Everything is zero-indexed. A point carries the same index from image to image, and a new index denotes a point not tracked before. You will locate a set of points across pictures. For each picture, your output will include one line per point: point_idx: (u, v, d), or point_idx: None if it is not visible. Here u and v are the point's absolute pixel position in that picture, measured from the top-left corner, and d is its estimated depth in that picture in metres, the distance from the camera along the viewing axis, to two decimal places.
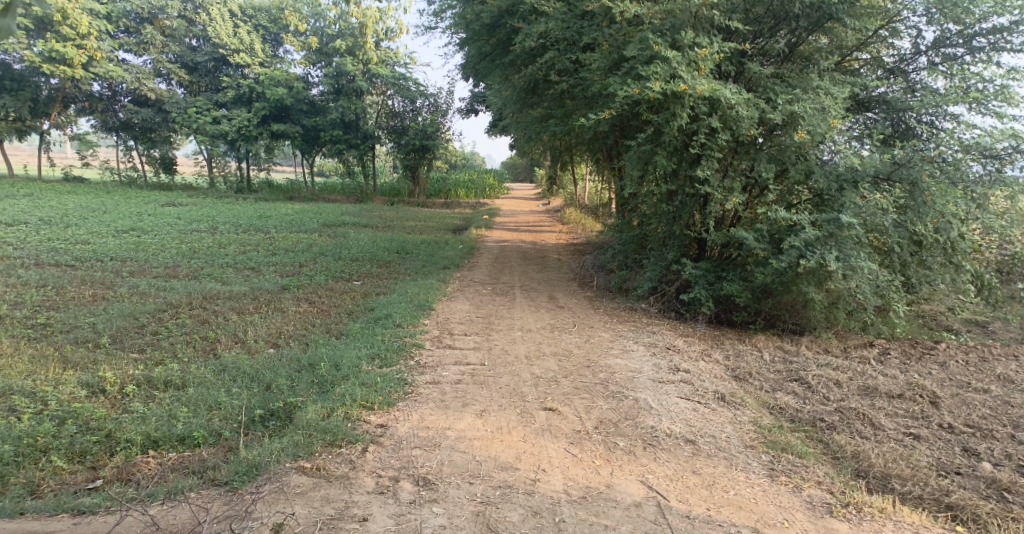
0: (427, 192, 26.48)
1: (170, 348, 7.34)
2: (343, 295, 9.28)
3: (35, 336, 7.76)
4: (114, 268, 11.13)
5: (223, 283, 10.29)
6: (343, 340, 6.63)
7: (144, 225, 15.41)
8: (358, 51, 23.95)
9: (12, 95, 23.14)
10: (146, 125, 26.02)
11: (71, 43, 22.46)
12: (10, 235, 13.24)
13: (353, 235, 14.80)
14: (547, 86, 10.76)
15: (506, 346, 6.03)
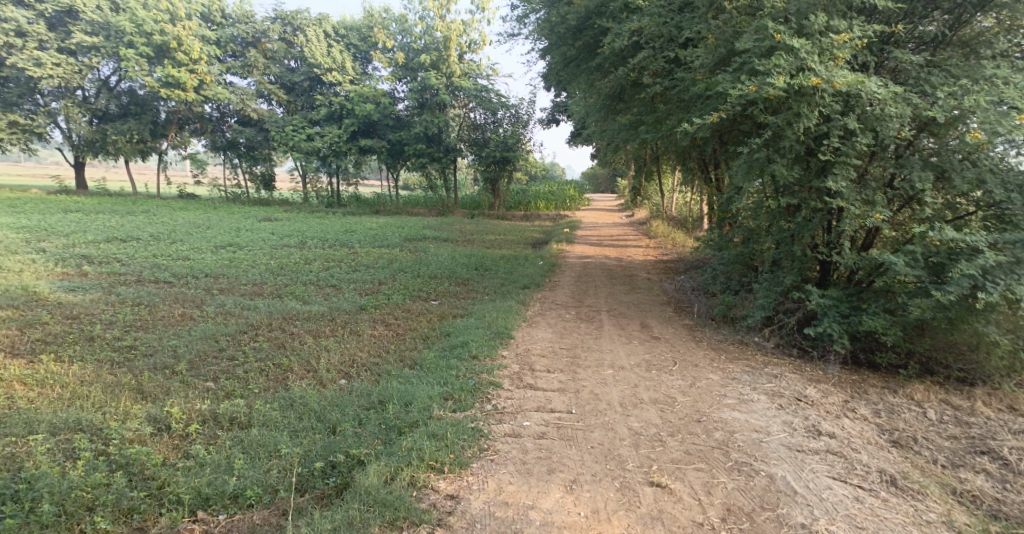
0: (507, 204, 26.01)
1: (242, 377, 7.04)
2: (420, 316, 8.77)
3: (120, 360, 7.69)
4: (206, 284, 11.20)
5: (304, 302, 10.04)
6: (417, 374, 6.04)
7: (241, 240, 15.71)
8: (442, 65, 23.86)
9: (136, 118, 26.05)
10: (250, 144, 27.10)
11: (185, 69, 24.27)
12: (123, 251, 13.78)
13: (433, 250, 14.46)
14: (637, 91, 10.00)
15: (596, 389, 5.26)
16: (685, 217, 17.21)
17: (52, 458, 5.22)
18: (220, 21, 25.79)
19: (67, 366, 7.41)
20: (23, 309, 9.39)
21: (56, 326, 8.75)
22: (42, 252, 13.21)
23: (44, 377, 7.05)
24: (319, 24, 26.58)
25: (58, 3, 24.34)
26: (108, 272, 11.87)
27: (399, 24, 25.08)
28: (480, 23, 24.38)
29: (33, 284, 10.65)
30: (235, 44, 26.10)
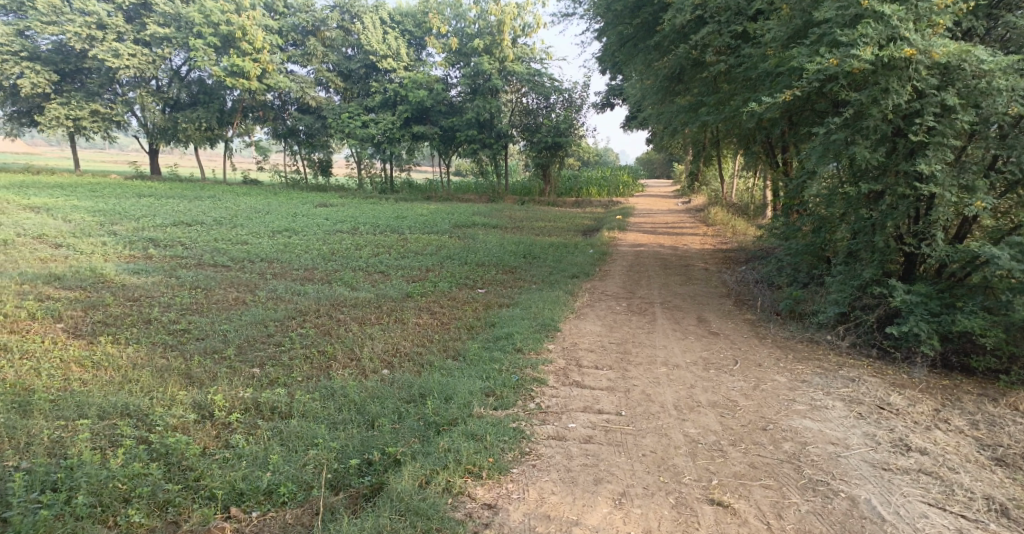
0: (558, 191, 25.54)
1: (287, 365, 6.94)
2: (465, 305, 8.54)
3: (172, 343, 7.72)
4: (260, 269, 11.25)
5: (352, 289, 9.93)
6: (459, 368, 5.81)
7: (296, 225, 15.83)
8: (495, 49, 23.43)
9: (204, 106, 26.99)
10: (309, 131, 27.50)
11: (249, 58, 24.85)
12: (186, 235, 14.07)
13: (482, 237, 14.25)
14: (698, 70, 9.45)
15: (648, 389, 4.90)
16: (744, 204, 16.46)
17: (97, 444, 5.20)
18: (282, 11, 26.29)
19: (123, 348, 7.50)
20: (88, 291, 9.62)
21: (117, 308, 8.91)
22: (112, 235, 13.64)
23: (100, 360, 7.14)
24: (375, 11, 26.58)
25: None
26: (171, 255, 12.12)
27: (453, 9, 24.81)
28: (535, 5, 23.86)
29: (99, 266, 10.94)
30: (296, 33, 26.66)
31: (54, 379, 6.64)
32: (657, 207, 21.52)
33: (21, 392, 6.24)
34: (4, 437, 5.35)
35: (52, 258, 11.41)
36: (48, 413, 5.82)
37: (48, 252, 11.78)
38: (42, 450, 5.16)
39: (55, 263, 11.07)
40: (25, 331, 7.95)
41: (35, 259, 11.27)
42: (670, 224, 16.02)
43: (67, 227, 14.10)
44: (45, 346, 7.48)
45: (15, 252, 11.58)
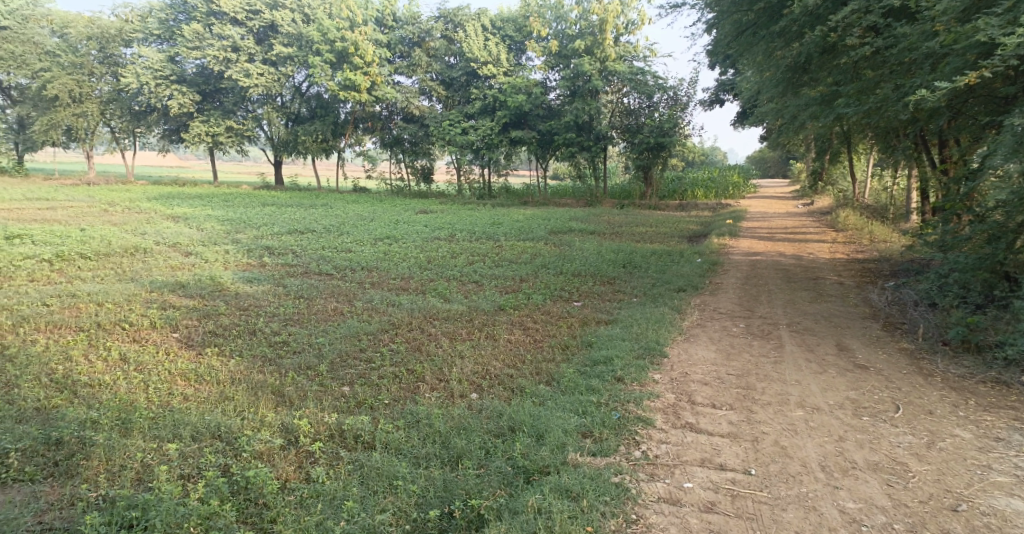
0: (660, 193, 24.31)
1: (376, 385, 6.54)
2: (560, 321, 7.89)
3: (270, 357, 7.54)
4: (359, 278, 10.97)
5: (444, 300, 9.31)
6: (554, 396, 5.22)
7: (397, 232, 15.74)
8: (597, 49, 22.64)
9: (321, 119, 28.29)
10: (413, 139, 27.87)
11: (360, 72, 25.47)
12: (296, 243, 14.27)
13: (579, 244, 13.53)
14: (833, 56, 8.37)
15: (785, 441, 4.33)
16: (879, 207, 14.75)
17: (183, 470, 5.21)
18: (391, 24, 26.97)
19: (226, 362, 7.41)
20: (206, 300, 9.82)
21: (228, 318, 8.96)
22: (235, 243, 14.15)
23: (203, 373, 7.08)
24: (477, 18, 26.41)
25: (262, 18, 27.11)
26: (282, 263, 12.25)
27: (554, 11, 24.23)
28: (639, 2, 22.79)
29: (218, 274, 11.23)
30: (403, 46, 27.10)
31: (158, 393, 6.62)
32: (772, 211, 19.87)
33: (126, 407, 6.22)
34: (101, 459, 5.36)
35: (180, 266, 11.91)
36: (146, 432, 5.77)
37: (179, 260, 12.36)
38: (132, 474, 5.19)
39: (181, 271, 11.53)
40: (143, 340, 8.13)
41: (166, 266, 11.81)
42: (791, 229, 14.53)
43: (197, 236, 14.83)
44: (158, 357, 7.54)
45: (149, 260, 12.23)
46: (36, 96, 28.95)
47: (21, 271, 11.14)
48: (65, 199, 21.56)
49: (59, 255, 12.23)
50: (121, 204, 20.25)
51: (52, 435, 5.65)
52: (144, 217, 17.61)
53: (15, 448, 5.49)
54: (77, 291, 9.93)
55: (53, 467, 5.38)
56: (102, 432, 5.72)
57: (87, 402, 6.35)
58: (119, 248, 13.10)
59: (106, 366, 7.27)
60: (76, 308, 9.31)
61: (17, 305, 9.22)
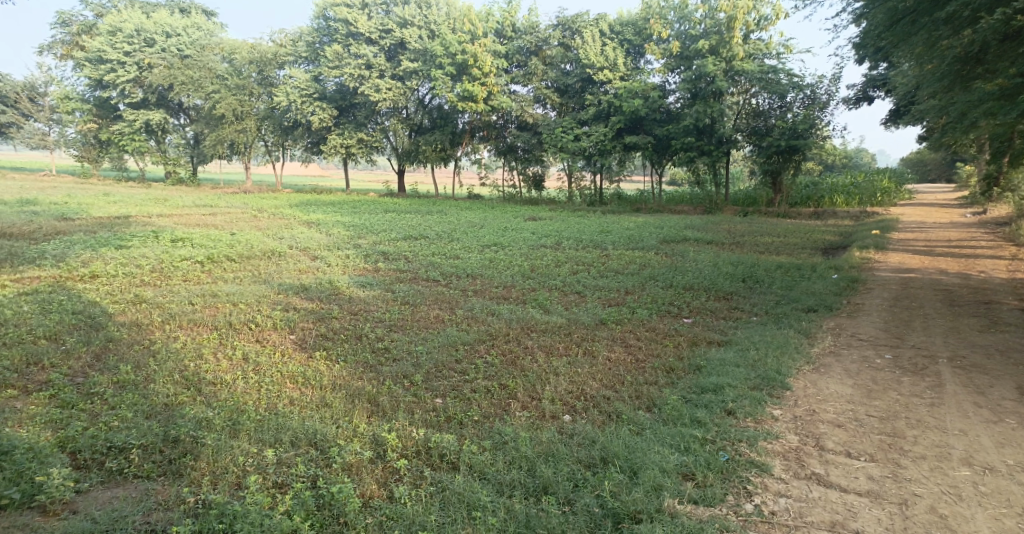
0: (791, 200, 22.60)
1: (467, 399, 6.24)
2: (666, 340, 7.24)
3: (371, 364, 7.34)
4: (462, 286, 10.69)
5: (544, 312, 8.87)
6: (655, 424, 4.82)
7: (505, 240, 15.54)
8: (722, 50, 21.21)
9: (440, 129, 28.93)
10: (526, 146, 27.75)
11: (478, 82, 25.57)
12: (408, 249, 14.42)
13: (694, 254, 12.67)
14: (1018, 44, 7.22)
15: (946, 510, 3.77)
16: None
17: (276, 478, 5.16)
18: (510, 35, 27.02)
19: (331, 366, 7.36)
20: (323, 302, 9.97)
21: (340, 322, 8.96)
22: (355, 248, 14.55)
23: (311, 376, 7.07)
24: (596, 23, 25.68)
25: (393, 37, 28.02)
26: (395, 268, 12.34)
27: (677, 11, 23.14)
28: None
29: (336, 278, 11.44)
30: (520, 55, 27.09)
31: (268, 396, 6.65)
32: (929, 220, 17.64)
33: (238, 408, 6.31)
34: (206, 461, 5.44)
35: (306, 269, 12.33)
36: (252, 434, 5.82)
37: (305, 263, 12.85)
38: (232, 479, 5.22)
39: (306, 274, 11.93)
40: (265, 342, 8.35)
41: (294, 270, 12.27)
42: (953, 243, 12.71)
43: (324, 240, 15.41)
44: (274, 358, 7.68)
45: (280, 264, 12.79)
46: (206, 115, 32.24)
47: (174, 272, 12.05)
48: (223, 206, 23.50)
49: (209, 258, 13.13)
50: (267, 211, 21.75)
51: (171, 433, 5.81)
52: (283, 223, 18.68)
53: (139, 444, 5.67)
54: (217, 291, 10.51)
55: (167, 465, 5.50)
56: (213, 432, 5.83)
57: (207, 401, 6.50)
58: (257, 252, 13.85)
59: (229, 366, 7.49)
60: (214, 307, 9.86)
61: (167, 303, 9.88)
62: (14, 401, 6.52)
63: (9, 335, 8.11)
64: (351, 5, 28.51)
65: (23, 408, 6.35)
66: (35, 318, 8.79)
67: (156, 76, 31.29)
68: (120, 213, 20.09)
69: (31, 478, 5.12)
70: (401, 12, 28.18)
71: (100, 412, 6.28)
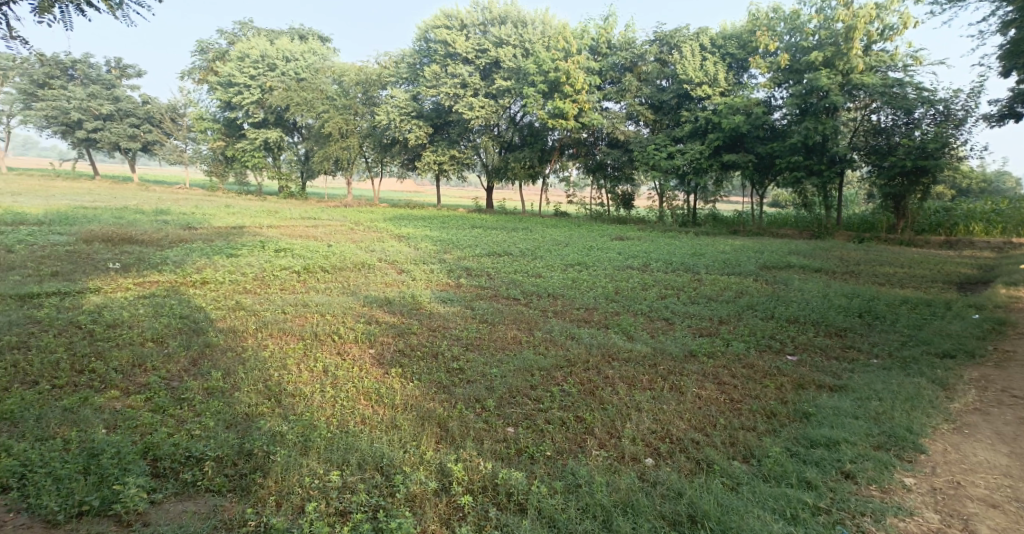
0: (918, 226, 20.73)
1: (540, 431, 5.80)
2: (766, 379, 6.52)
3: (445, 385, 7.00)
4: (542, 306, 10.23)
5: (628, 339, 8.27)
6: (754, 480, 4.74)
7: (590, 259, 15.02)
8: (839, 60, 19.71)
9: (530, 147, 28.84)
10: (617, 164, 27.11)
11: (569, 99, 25.24)
12: (491, 265, 14.16)
13: (799, 283, 11.67)
14: None
15: None
16: None
17: (339, 505, 4.92)
18: (605, 51, 26.56)
19: (405, 384, 7.08)
20: (404, 317, 9.79)
21: (418, 338, 8.72)
22: (439, 262, 14.46)
23: (385, 395, 6.81)
24: (696, 38, 24.64)
25: (488, 56, 28.11)
26: (476, 285, 12.06)
27: (787, 22, 21.64)
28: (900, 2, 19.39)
29: (419, 293, 11.29)
30: (614, 72, 26.51)
31: (341, 412, 6.44)
32: None
33: (312, 423, 6.14)
34: (272, 479, 5.27)
35: (392, 283, 12.31)
36: (321, 453, 5.61)
37: (392, 277, 12.86)
38: (296, 502, 5.01)
39: (392, 288, 11.87)
40: (346, 355, 8.22)
41: (381, 283, 12.28)
42: None
43: (411, 254, 15.47)
44: (352, 372, 7.50)
45: (368, 276, 12.88)
46: (314, 133, 33.81)
47: (273, 281, 12.37)
48: (325, 218, 24.36)
49: (305, 268, 13.43)
50: (363, 224, 22.30)
51: (246, 446, 5.69)
52: (376, 236, 19.01)
53: (214, 456, 5.57)
54: (308, 301, 10.62)
55: (239, 478, 5.37)
56: (283, 448, 5.68)
57: (284, 414, 6.38)
58: (349, 263, 14.06)
59: (310, 377, 7.39)
60: (303, 317, 9.93)
61: (262, 311, 10.07)
62: (113, 401, 6.65)
63: (121, 336, 8.43)
64: (451, 26, 28.97)
65: (122, 409, 6.46)
66: (146, 321, 9.15)
67: (276, 98, 33.23)
68: (235, 223, 21.23)
69: (112, 484, 5.09)
70: (497, 32, 28.18)
71: (186, 419, 6.27)
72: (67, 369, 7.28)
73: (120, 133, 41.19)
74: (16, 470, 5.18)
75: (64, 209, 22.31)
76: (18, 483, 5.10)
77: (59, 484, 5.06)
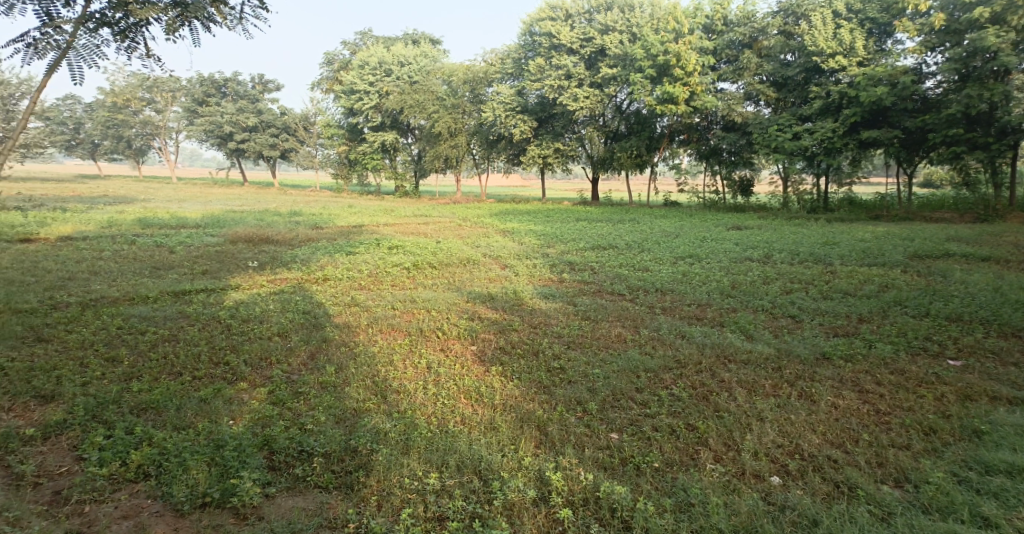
0: None
1: (646, 439, 5.30)
2: (920, 389, 5.65)
3: (545, 385, 6.63)
4: (649, 302, 9.60)
5: (748, 339, 7.49)
6: (910, 511, 4.10)
7: (703, 251, 14.11)
8: (1011, 15, 16.70)
9: (637, 135, 27.84)
10: (734, 149, 25.38)
11: (680, 83, 23.91)
12: (596, 259, 13.64)
13: (958, 275, 10.21)
14: None
15: None
16: None
17: (436, 509, 4.70)
18: (720, 29, 25.17)
19: (505, 383, 6.77)
20: (506, 313, 9.52)
21: (518, 335, 8.39)
22: (543, 257, 14.15)
23: (485, 393, 6.54)
24: (828, 5, 21.94)
25: (593, 45, 27.38)
26: (580, 280, 11.61)
27: None
28: None
29: (521, 288, 11.00)
30: (731, 50, 25.02)
31: (441, 410, 6.23)
32: None
33: (413, 422, 5.97)
34: (372, 479, 5.13)
35: (496, 278, 12.14)
36: (421, 453, 5.41)
37: (496, 272, 12.68)
38: (396, 503, 4.83)
39: (495, 283, 11.66)
40: (448, 352, 8.05)
41: (485, 278, 12.13)
42: None
43: (516, 249, 15.27)
44: (455, 370, 7.30)
45: (472, 272, 12.77)
46: (427, 134, 34.75)
47: (385, 277, 12.56)
48: (436, 214, 24.83)
49: (415, 264, 13.55)
50: (471, 220, 22.48)
51: (351, 443, 5.59)
52: (483, 231, 19.02)
53: (322, 452, 5.50)
54: (416, 297, 10.66)
55: (344, 475, 5.26)
56: (386, 446, 5.53)
57: (389, 410, 6.26)
58: (455, 259, 14.07)
59: (414, 374, 7.27)
60: (411, 312, 9.93)
61: (374, 307, 10.19)
62: (241, 393, 6.79)
63: (252, 330, 8.75)
64: (556, 17, 28.48)
65: (248, 401, 6.60)
66: (275, 316, 9.48)
67: (391, 102, 34.44)
68: (356, 222, 22.09)
69: (231, 477, 5.13)
70: (604, 19, 27.32)
71: (302, 412, 6.29)
72: (206, 362, 7.56)
73: (262, 143, 44.45)
74: (154, 458, 5.34)
75: (218, 213, 24.30)
76: (154, 471, 5.24)
77: (188, 473, 5.16)
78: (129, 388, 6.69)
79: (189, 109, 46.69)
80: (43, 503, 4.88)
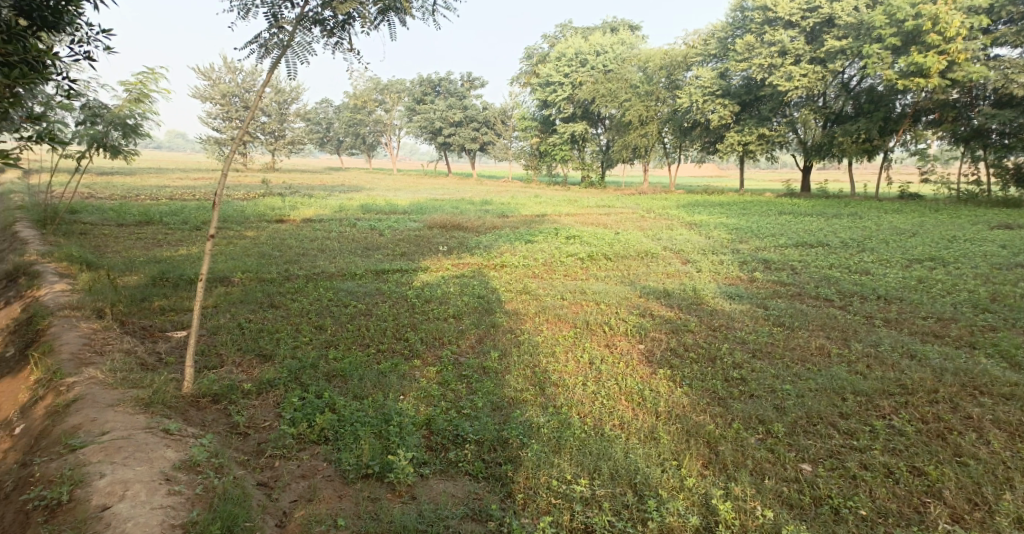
0: None
1: (850, 479, 4.32)
2: None
3: (720, 396, 5.56)
4: (869, 310, 7.94)
5: (1013, 370, 5.77)
6: None
7: (949, 254, 11.58)
8: None
9: (868, 116, 24.03)
10: (1009, 129, 20.70)
11: (934, 51, 19.80)
12: (802, 258, 11.84)
13: None
14: None
15: None
16: None
17: (585, 519, 4.09)
18: None
19: (672, 389, 5.78)
20: (681, 312, 8.46)
21: (694, 337, 7.33)
22: (733, 253, 12.68)
23: (649, 397, 5.63)
24: None
25: (818, 14, 24.04)
26: (775, 280, 10.07)
27: None
28: None
29: (703, 286, 9.82)
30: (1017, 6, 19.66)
31: (599, 411, 5.43)
32: None
33: (568, 420, 5.23)
34: (520, 473, 4.55)
35: (674, 274, 11.00)
36: (574, 454, 4.70)
37: (677, 267, 11.53)
38: (543, 505, 4.24)
39: (672, 280, 10.58)
40: (613, 348, 7.25)
41: (662, 273, 11.07)
42: None
43: (701, 243, 13.92)
44: (620, 369, 6.46)
45: (650, 265, 11.76)
46: (620, 125, 33.82)
47: (558, 267, 12.03)
48: (621, 206, 23.89)
49: (591, 255, 12.85)
50: (656, 211, 21.21)
51: (503, 433, 5.00)
52: (667, 224, 17.73)
53: (474, 439, 4.98)
54: (587, 289, 9.95)
55: (492, 467, 4.71)
56: (537, 441, 4.89)
57: (545, 404, 5.59)
58: (633, 252, 13.15)
59: (575, 368, 6.57)
60: (579, 304, 9.29)
61: (543, 296, 9.70)
62: (416, 370, 6.49)
63: (432, 311, 8.63)
64: None
65: (420, 377, 6.24)
66: (453, 299, 9.33)
67: (585, 92, 34.23)
68: (540, 212, 21.90)
69: (393, 449, 4.84)
70: None
71: (462, 396, 5.83)
72: (391, 336, 7.53)
73: (465, 137, 46.53)
74: (333, 423, 5.18)
75: (423, 202, 25.66)
76: (333, 436, 5.09)
77: (358, 442, 4.93)
78: (327, 354, 6.70)
79: (410, 107, 50.91)
80: (245, 453, 4.93)
